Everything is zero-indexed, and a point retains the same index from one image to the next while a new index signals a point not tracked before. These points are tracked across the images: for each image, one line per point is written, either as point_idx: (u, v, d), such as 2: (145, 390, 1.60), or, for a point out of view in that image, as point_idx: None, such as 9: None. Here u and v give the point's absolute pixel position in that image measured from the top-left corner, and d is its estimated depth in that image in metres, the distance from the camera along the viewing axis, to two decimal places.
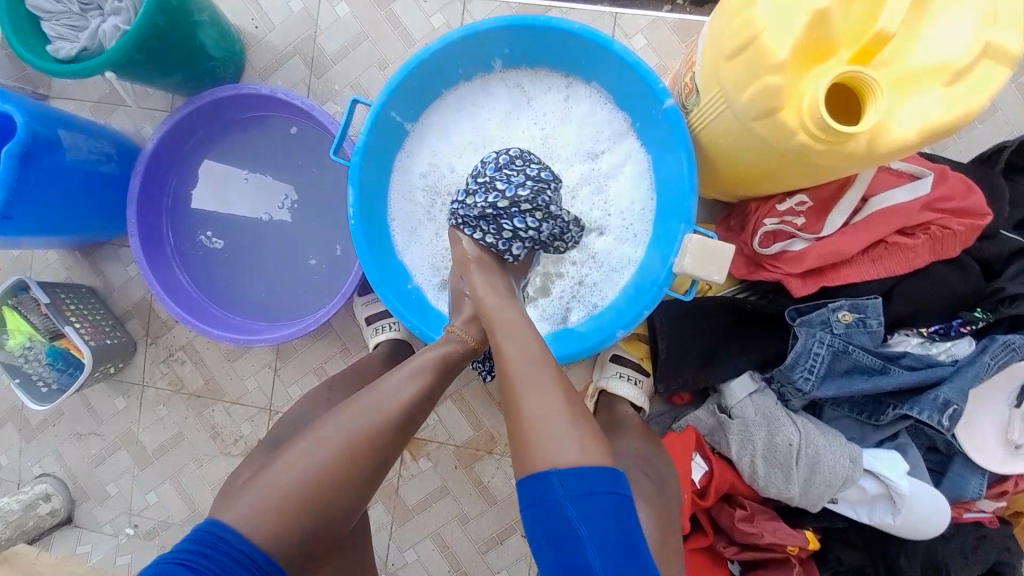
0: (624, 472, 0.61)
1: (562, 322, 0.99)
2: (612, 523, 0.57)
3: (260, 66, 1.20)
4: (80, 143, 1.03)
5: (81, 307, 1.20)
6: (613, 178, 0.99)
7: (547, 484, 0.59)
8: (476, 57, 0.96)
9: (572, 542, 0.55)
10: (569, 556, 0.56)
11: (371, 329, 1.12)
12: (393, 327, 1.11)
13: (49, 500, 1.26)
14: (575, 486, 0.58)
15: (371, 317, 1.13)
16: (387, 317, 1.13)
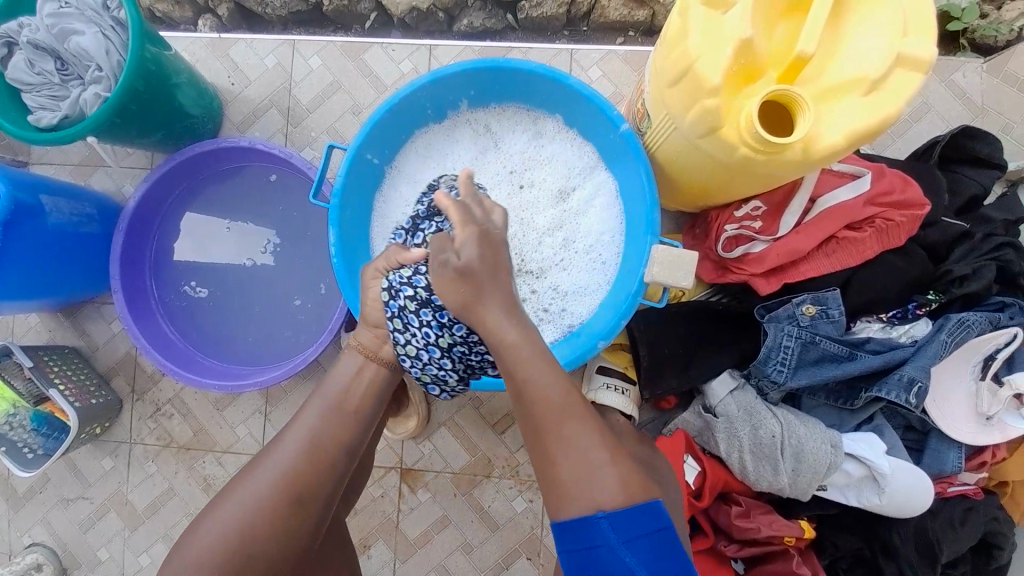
0: (660, 502, 0.62)
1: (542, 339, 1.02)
2: (669, 559, 0.59)
3: (238, 119, 1.26)
4: (61, 206, 1.05)
5: (65, 368, 1.20)
6: (583, 203, 1.05)
7: (598, 529, 0.60)
8: (445, 100, 1.03)
9: None
10: None
11: None
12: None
13: (38, 571, 1.21)
14: (624, 528, 0.59)
15: None
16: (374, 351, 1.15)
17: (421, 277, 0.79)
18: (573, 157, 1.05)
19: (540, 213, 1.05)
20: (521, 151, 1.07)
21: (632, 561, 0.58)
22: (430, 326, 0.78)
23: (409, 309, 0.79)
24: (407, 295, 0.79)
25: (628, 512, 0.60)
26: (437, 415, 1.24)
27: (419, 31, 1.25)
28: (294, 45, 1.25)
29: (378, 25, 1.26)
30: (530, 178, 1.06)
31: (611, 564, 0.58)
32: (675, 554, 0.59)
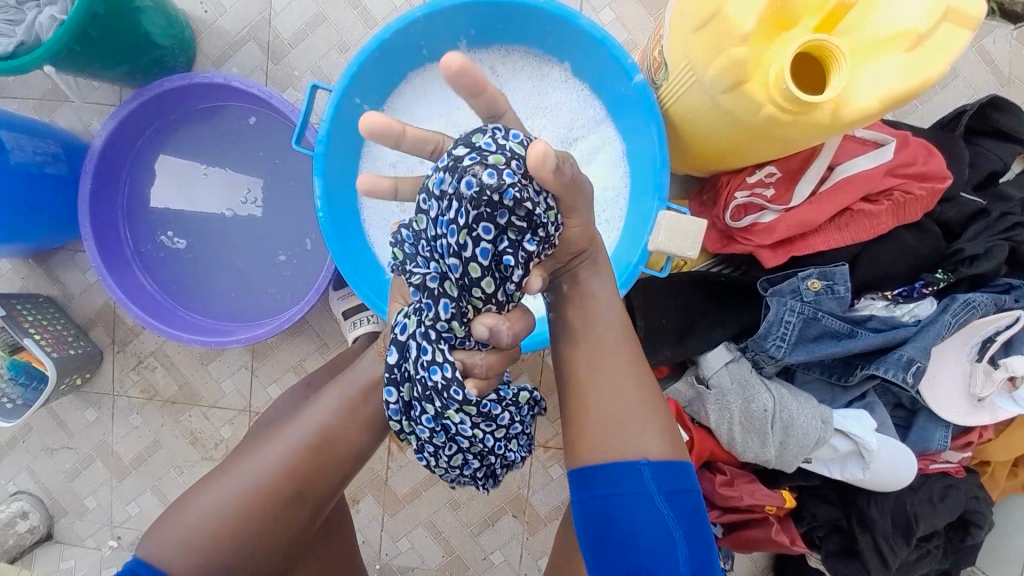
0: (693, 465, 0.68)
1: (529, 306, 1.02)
2: (691, 519, 0.64)
3: (214, 54, 1.15)
4: (23, 144, 0.98)
5: (40, 318, 1.15)
6: (588, 162, 0.98)
7: (638, 475, 0.63)
8: (442, 37, 0.94)
9: (666, 540, 0.61)
10: (664, 553, 0.61)
11: (349, 324, 1.11)
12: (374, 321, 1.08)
13: (26, 518, 1.23)
14: (665, 480, 0.64)
15: (347, 311, 1.13)
16: (363, 312, 1.12)
17: (418, 345, 0.63)
18: (580, 111, 0.98)
19: None
20: (522, 102, 0.99)
21: (665, 511, 0.63)
22: (430, 405, 0.65)
23: (410, 372, 0.66)
24: (405, 357, 0.66)
25: (664, 466, 0.64)
26: None
27: None
28: None
29: None
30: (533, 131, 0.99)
31: (644, 511, 0.62)
32: (695, 516, 0.65)
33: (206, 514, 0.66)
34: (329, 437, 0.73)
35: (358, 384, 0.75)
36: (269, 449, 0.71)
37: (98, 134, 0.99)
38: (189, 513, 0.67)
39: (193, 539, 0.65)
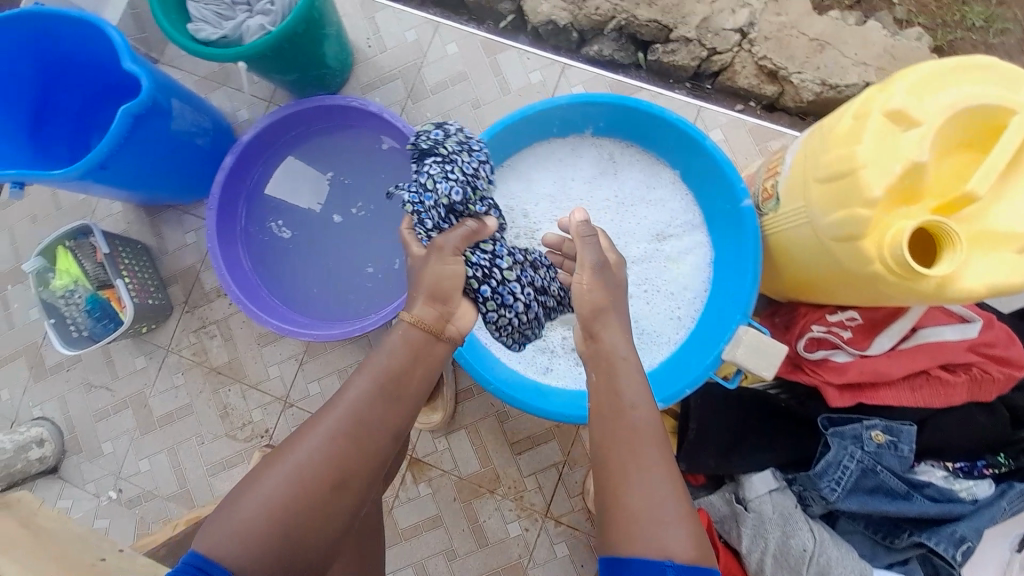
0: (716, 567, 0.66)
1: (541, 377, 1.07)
2: None
3: (364, 81, 1.33)
4: (186, 114, 1.10)
5: (133, 263, 1.25)
6: (675, 261, 1.04)
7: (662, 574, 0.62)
8: (575, 121, 1.04)
9: None
10: None
11: None
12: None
13: (40, 446, 1.29)
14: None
15: None
16: None
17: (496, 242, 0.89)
18: (680, 211, 1.05)
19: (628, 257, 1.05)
20: (628, 191, 1.08)
21: None
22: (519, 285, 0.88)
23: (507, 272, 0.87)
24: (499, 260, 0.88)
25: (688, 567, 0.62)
26: (462, 416, 1.24)
27: (548, 43, 1.37)
28: (437, 28, 1.34)
29: (510, 27, 1.37)
30: (631, 220, 1.06)
31: None
32: None
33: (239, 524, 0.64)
34: (347, 442, 0.70)
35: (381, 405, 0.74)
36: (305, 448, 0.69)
37: (254, 126, 1.12)
38: (219, 532, 0.64)
39: (225, 553, 0.62)
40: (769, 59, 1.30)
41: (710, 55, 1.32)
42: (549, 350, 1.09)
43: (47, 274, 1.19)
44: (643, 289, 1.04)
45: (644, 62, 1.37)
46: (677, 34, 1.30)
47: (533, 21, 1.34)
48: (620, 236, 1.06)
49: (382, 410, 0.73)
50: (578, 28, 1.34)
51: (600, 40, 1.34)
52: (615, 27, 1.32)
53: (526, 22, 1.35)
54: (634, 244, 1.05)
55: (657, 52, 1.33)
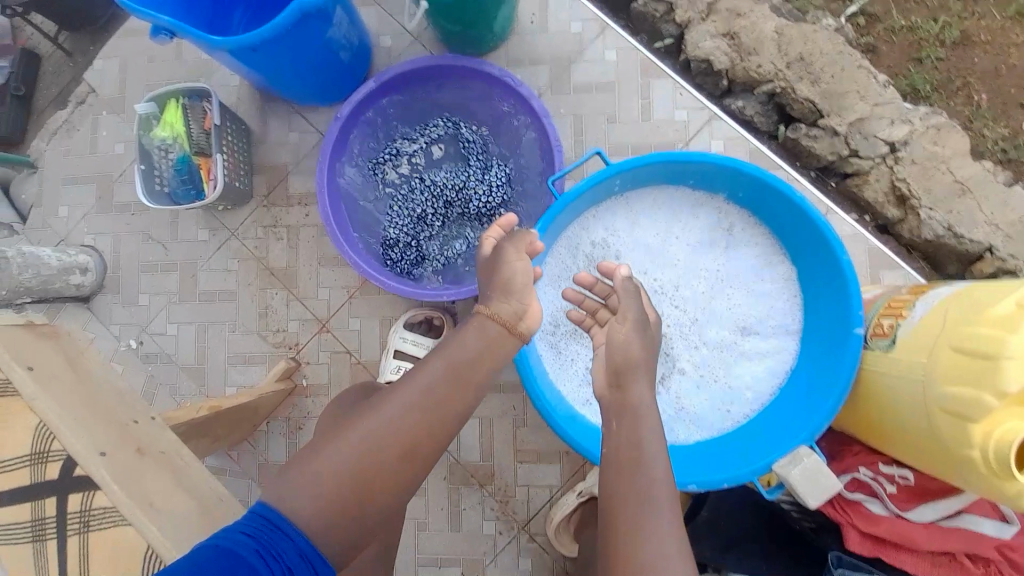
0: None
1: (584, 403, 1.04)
2: None
3: (512, 54, 1.31)
4: (341, 26, 1.10)
5: (234, 143, 1.27)
6: (752, 355, 1.04)
7: None
8: (714, 181, 1.00)
9: None
10: None
11: (399, 337, 1.21)
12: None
13: (81, 274, 1.31)
14: None
15: (403, 324, 1.23)
16: (412, 330, 1.22)
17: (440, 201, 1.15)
18: (776, 311, 1.04)
19: (710, 332, 1.04)
20: (734, 269, 1.05)
21: None
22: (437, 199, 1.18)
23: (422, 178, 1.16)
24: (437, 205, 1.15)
25: None
26: (479, 407, 1.23)
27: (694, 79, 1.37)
28: (603, 30, 1.31)
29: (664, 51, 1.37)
30: (726, 298, 1.05)
31: None
32: None
33: (314, 484, 0.69)
34: (417, 418, 0.75)
35: (439, 383, 0.78)
36: (376, 419, 0.75)
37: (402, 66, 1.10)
38: (295, 484, 0.69)
39: (293, 507, 0.67)
40: (907, 184, 1.26)
41: (848, 156, 1.29)
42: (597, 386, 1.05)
43: (153, 120, 1.20)
44: (709, 368, 1.04)
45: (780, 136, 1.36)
46: (825, 122, 1.28)
47: (689, 52, 1.33)
48: (709, 310, 1.05)
49: (450, 407, 0.78)
50: (730, 76, 1.32)
51: (747, 99, 1.33)
52: (767, 91, 1.30)
53: (681, 53, 1.36)
54: (719, 323, 1.04)
55: (797, 132, 1.31)
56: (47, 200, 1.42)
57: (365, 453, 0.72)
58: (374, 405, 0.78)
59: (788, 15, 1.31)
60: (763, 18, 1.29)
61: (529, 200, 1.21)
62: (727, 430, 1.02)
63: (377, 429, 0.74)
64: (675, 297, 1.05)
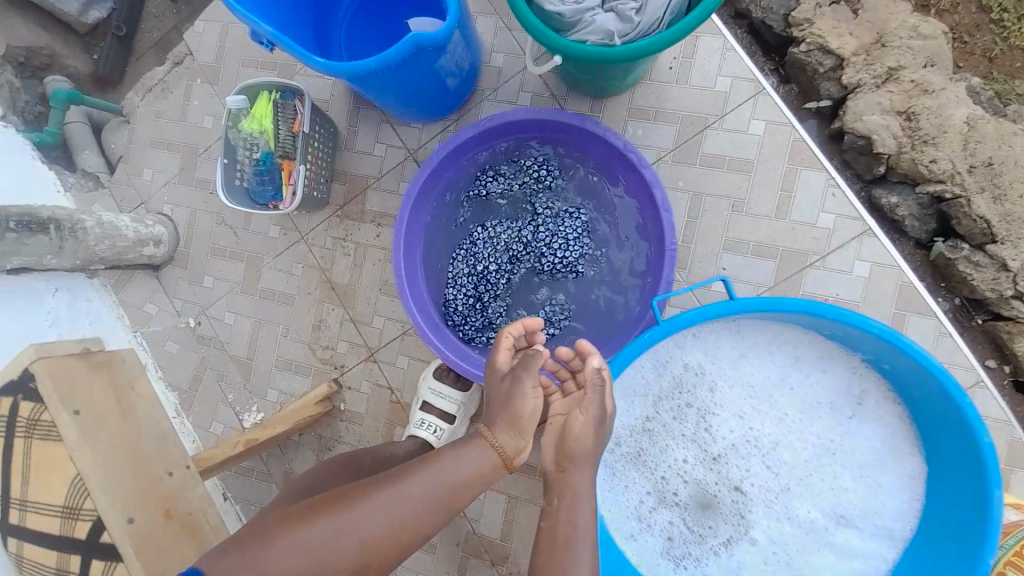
0: None
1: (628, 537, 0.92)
2: None
3: (638, 103, 1.12)
4: (454, 52, 0.95)
5: (320, 149, 1.18)
6: (836, 546, 0.92)
7: None
8: (860, 347, 0.86)
9: None
10: None
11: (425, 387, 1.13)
12: (434, 432, 1.11)
13: (155, 245, 1.30)
14: None
15: (432, 373, 1.14)
16: (438, 382, 1.14)
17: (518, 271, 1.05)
18: (874, 506, 0.91)
19: (796, 505, 0.93)
20: (838, 443, 0.93)
21: None
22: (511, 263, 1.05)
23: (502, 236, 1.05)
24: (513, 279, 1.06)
25: None
26: (511, 484, 1.16)
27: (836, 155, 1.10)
28: (755, 94, 1.09)
29: (811, 118, 1.12)
30: (825, 471, 0.93)
31: None
32: None
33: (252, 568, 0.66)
34: (377, 532, 0.68)
35: (418, 496, 0.70)
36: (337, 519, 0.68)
37: (524, 113, 0.96)
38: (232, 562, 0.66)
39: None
40: None
41: (1011, 297, 1.03)
42: (647, 523, 0.93)
43: (240, 113, 1.13)
44: (776, 543, 0.93)
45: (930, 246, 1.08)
46: (996, 249, 1.02)
47: (847, 121, 1.07)
48: (795, 479, 0.94)
49: (418, 531, 0.70)
50: (891, 163, 1.06)
51: (903, 193, 1.06)
52: (935, 193, 1.04)
53: (836, 119, 1.09)
54: (801, 498, 0.94)
55: (958, 251, 1.04)
56: (134, 158, 1.40)
57: (311, 558, 0.66)
58: (348, 497, 0.71)
59: (987, 104, 1.06)
60: (955, 101, 1.03)
61: (620, 284, 1.05)
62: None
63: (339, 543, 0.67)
64: (761, 454, 0.94)
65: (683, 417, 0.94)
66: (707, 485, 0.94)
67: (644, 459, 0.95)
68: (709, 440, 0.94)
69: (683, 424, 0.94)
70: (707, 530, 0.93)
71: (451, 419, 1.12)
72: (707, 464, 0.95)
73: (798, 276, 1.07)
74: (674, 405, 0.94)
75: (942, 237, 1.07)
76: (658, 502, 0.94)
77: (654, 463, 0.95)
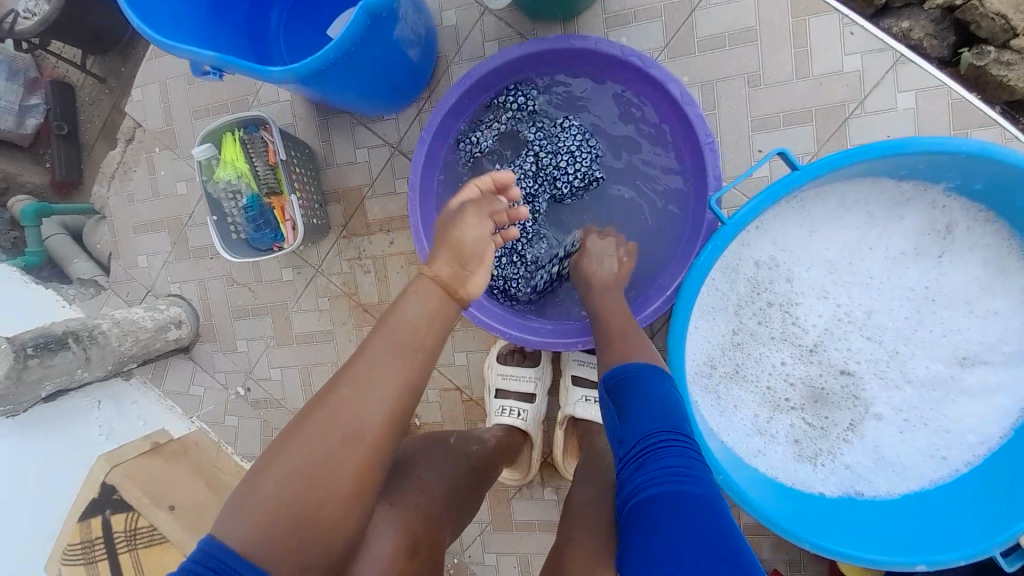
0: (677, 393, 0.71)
1: (754, 456, 0.93)
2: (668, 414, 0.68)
3: (613, 10, 1.03)
4: (407, 17, 0.87)
5: (304, 173, 1.11)
6: (964, 394, 0.92)
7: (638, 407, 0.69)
8: (937, 174, 0.83)
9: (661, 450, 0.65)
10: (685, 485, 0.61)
11: (495, 407, 1.06)
12: (520, 415, 1.04)
13: (177, 327, 1.25)
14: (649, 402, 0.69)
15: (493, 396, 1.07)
16: (501, 397, 1.06)
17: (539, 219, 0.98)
18: (996, 338, 0.91)
19: (908, 367, 0.94)
20: (933, 288, 0.92)
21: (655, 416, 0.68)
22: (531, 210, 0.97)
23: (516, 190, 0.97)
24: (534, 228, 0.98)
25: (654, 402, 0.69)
26: None
27: None
28: None
29: None
30: (926, 322, 0.93)
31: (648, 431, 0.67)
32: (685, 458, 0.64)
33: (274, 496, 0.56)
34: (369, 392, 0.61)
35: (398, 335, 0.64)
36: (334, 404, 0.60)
37: (508, 53, 0.88)
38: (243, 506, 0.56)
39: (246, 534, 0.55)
40: None
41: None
42: (769, 436, 0.94)
43: (211, 163, 1.05)
44: (904, 410, 0.94)
45: (958, 61, 0.98)
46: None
47: None
48: (902, 342, 0.94)
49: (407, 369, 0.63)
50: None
51: (913, 16, 0.98)
52: (945, 4, 0.96)
53: None
54: (916, 357, 0.93)
55: (985, 57, 0.95)
56: (124, 251, 1.34)
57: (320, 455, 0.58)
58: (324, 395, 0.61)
59: None
60: None
61: (665, 206, 0.99)
62: (934, 477, 0.92)
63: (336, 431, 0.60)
64: (857, 328, 0.94)
65: (768, 317, 0.94)
66: (814, 378, 0.95)
67: (741, 376, 0.95)
68: (801, 332, 0.95)
69: (770, 325, 0.94)
70: (829, 424, 0.95)
71: (532, 399, 1.06)
72: (806, 358, 0.95)
73: (841, 130, 0.99)
74: (754, 307, 0.94)
75: (965, 47, 0.97)
76: (770, 413, 0.95)
77: (755, 374, 0.95)
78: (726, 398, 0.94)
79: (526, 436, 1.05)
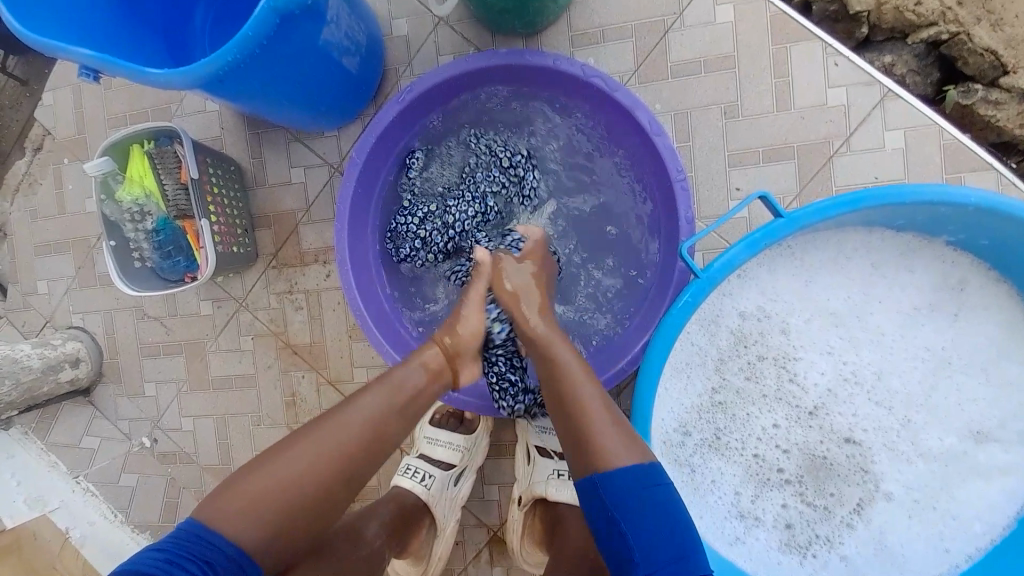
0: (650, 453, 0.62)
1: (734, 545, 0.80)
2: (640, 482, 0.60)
3: (579, 29, 0.93)
4: (339, 22, 0.75)
5: (224, 194, 0.97)
6: (972, 474, 0.80)
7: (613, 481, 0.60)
8: (939, 222, 0.73)
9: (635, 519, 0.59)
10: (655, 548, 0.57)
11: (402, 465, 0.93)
12: (423, 481, 0.89)
13: (73, 367, 1.07)
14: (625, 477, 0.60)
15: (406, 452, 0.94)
16: (413, 457, 0.93)
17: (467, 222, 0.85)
18: (1001, 410, 0.80)
19: (910, 439, 0.82)
20: (935, 351, 0.81)
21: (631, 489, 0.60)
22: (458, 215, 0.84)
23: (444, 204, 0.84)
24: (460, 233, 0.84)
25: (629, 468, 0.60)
26: None
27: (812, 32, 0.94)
28: None
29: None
30: (928, 389, 0.82)
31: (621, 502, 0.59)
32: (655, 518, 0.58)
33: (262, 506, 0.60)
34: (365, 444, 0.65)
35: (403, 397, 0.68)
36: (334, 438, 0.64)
37: (455, 65, 0.78)
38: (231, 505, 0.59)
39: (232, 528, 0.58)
40: None
41: None
42: (752, 519, 0.81)
43: (113, 181, 0.92)
44: (912, 490, 0.81)
45: (940, 98, 0.91)
46: (1011, 80, 0.87)
47: None
48: (915, 409, 0.82)
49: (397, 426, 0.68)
50: (873, 21, 0.90)
51: (896, 50, 0.90)
52: (930, 38, 0.89)
53: None
54: (928, 428, 0.82)
55: (972, 96, 0.88)
56: (21, 274, 1.15)
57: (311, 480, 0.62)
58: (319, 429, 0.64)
59: None
60: None
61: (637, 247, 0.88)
62: (938, 574, 0.79)
63: (267, 489, 0.60)
64: (864, 391, 0.82)
65: (759, 375, 0.81)
66: (811, 448, 0.82)
67: (724, 445, 0.81)
68: (793, 394, 0.82)
69: (761, 383, 0.82)
70: (832, 502, 0.81)
71: (449, 466, 0.91)
72: (806, 422, 0.82)
73: (825, 168, 0.90)
74: (740, 363, 0.81)
75: (950, 85, 0.90)
76: (759, 490, 0.81)
77: (740, 441, 0.81)
78: (707, 471, 0.81)
79: (429, 508, 0.90)
